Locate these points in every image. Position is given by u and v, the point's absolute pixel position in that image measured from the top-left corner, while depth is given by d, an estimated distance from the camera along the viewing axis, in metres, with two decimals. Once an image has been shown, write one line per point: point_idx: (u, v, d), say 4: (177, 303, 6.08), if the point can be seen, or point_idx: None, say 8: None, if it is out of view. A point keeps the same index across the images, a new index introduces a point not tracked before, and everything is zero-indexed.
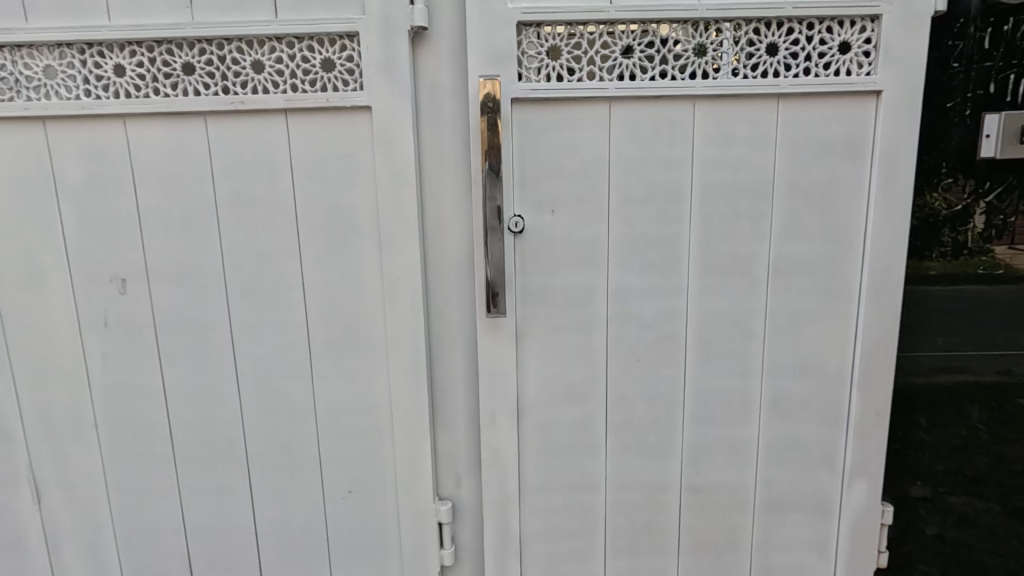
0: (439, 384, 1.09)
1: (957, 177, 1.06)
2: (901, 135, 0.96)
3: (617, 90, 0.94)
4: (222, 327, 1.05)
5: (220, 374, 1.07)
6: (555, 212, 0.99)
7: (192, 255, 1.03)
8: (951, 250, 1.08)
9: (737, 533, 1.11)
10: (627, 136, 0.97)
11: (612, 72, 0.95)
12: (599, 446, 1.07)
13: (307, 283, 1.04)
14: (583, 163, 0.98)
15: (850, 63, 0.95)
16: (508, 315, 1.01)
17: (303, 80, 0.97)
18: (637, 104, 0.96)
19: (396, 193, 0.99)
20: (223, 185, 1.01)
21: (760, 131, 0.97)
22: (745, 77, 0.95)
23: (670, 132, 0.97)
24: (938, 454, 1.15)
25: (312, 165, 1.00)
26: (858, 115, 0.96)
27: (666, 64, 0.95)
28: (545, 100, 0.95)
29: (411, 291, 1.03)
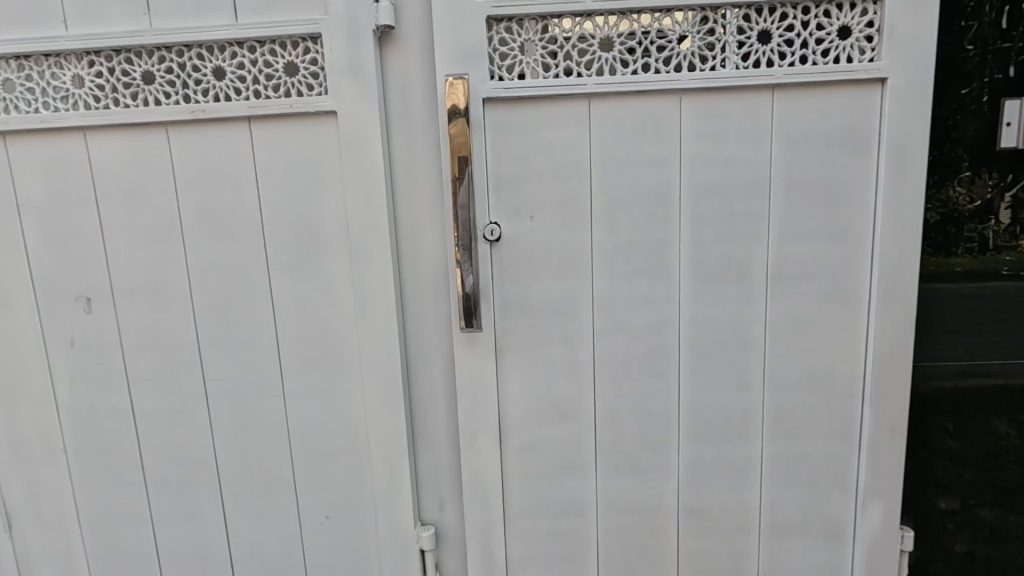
0: (418, 402, 1.03)
1: (977, 170, 0.97)
2: (910, 126, 0.87)
3: (597, 86, 0.88)
4: (191, 346, 1.01)
5: (191, 395, 1.02)
6: (534, 218, 0.92)
7: (158, 271, 0.99)
8: (973, 249, 0.99)
9: (742, 560, 1.03)
10: (610, 135, 0.90)
11: (591, 66, 0.89)
12: (589, 468, 1.00)
13: (277, 298, 0.99)
14: (562, 165, 0.91)
15: (850, 49, 0.87)
16: (486, 328, 0.94)
17: (266, 86, 0.93)
18: (619, 100, 0.89)
19: (366, 202, 0.94)
20: (187, 198, 0.97)
21: (754, 125, 0.89)
22: (736, 67, 0.88)
23: (656, 129, 0.90)
24: (962, 471, 1.06)
25: (278, 174, 0.95)
26: (862, 104, 0.88)
27: (649, 57, 0.88)
28: (521, 99, 0.89)
29: (384, 305, 0.97)
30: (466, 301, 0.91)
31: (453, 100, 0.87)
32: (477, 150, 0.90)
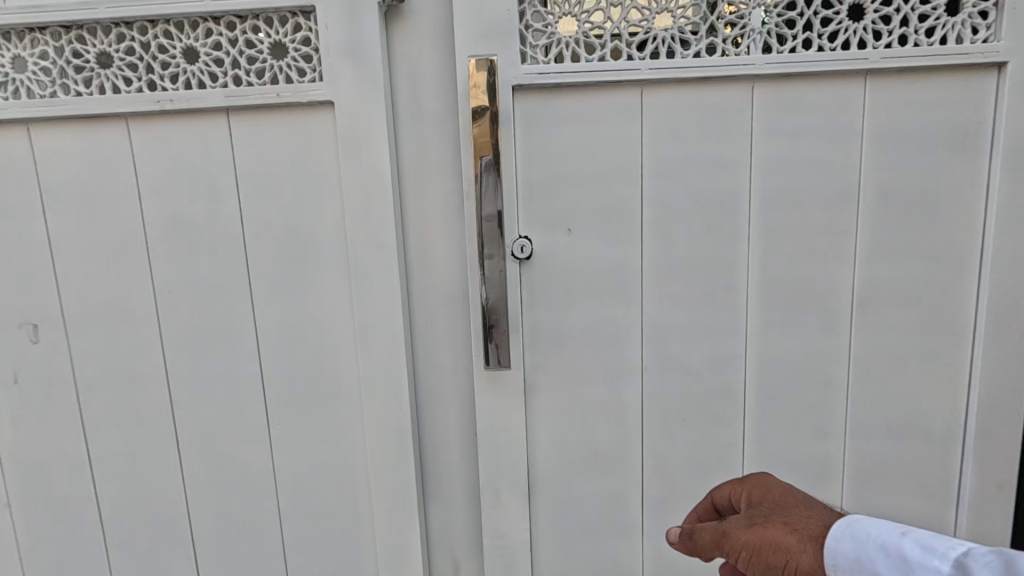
0: (430, 449, 0.87)
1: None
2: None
3: (654, 70, 0.71)
4: (158, 382, 0.84)
5: (159, 439, 0.86)
6: (572, 232, 0.76)
7: (118, 293, 0.83)
8: None
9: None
10: (667, 131, 0.74)
11: (644, 48, 0.73)
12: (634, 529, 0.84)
13: (261, 326, 0.82)
14: (607, 168, 0.75)
15: (963, 26, 0.71)
16: (513, 365, 0.78)
17: (248, 70, 0.77)
18: (677, 89, 0.73)
19: (368, 211, 0.78)
20: (152, 206, 0.80)
21: (841, 120, 0.73)
22: (822, 49, 0.72)
23: (722, 124, 0.73)
24: None
25: (262, 178, 0.79)
26: (977, 94, 0.72)
27: (716, 36, 0.72)
28: (558, 86, 0.73)
29: (390, 335, 0.81)
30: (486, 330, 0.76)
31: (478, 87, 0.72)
32: (505, 149, 0.74)
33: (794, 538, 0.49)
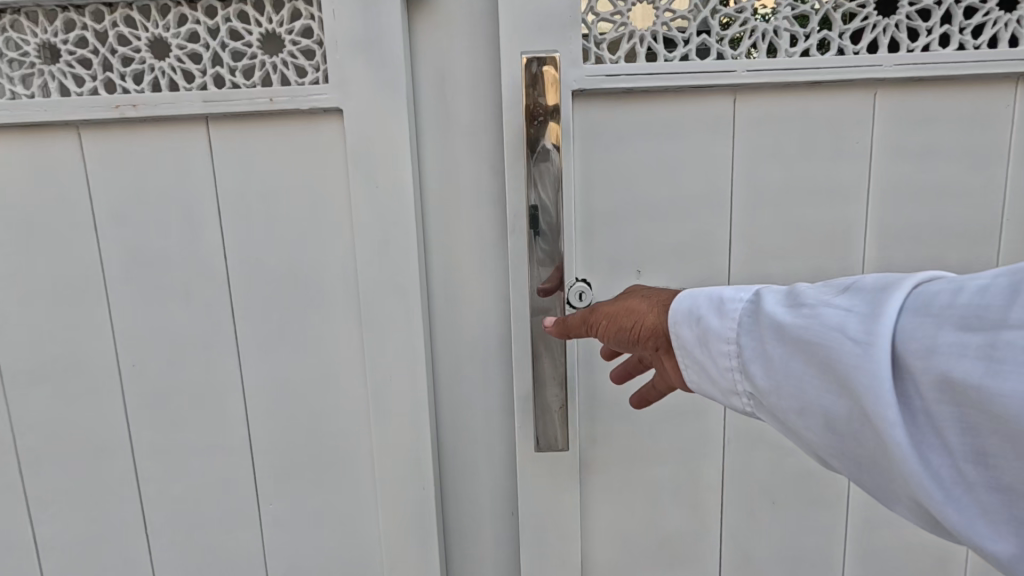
0: (458, 532, 0.71)
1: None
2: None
3: (754, 72, 0.56)
4: (121, 454, 0.68)
5: (123, 522, 0.70)
6: (642, 274, 0.62)
7: (70, 346, 0.66)
8: None
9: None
10: (764, 150, 0.59)
11: (739, 45, 0.57)
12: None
13: (249, 388, 0.66)
14: (689, 195, 0.60)
15: None
16: (570, 443, 0.63)
17: (232, 67, 0.60)
18: (779, 97, 0.58)
19: (386, 247, 0.62)
20: (111, 238, 0.64)
21: (985, 136, 0.58)
22: (964, 47, 0.56)
23: (834, 142, 0.59)
24: None
25: (251, 204, 0.63)
26: None
27: (830, 29, 0.57)
28: (630, 92, 0.58)
29: (411, 400, 0.65)
30: (537, 399, 0.62)
31: (529, 97, 0.55)
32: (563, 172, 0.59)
33: (644, 304, 0.46)
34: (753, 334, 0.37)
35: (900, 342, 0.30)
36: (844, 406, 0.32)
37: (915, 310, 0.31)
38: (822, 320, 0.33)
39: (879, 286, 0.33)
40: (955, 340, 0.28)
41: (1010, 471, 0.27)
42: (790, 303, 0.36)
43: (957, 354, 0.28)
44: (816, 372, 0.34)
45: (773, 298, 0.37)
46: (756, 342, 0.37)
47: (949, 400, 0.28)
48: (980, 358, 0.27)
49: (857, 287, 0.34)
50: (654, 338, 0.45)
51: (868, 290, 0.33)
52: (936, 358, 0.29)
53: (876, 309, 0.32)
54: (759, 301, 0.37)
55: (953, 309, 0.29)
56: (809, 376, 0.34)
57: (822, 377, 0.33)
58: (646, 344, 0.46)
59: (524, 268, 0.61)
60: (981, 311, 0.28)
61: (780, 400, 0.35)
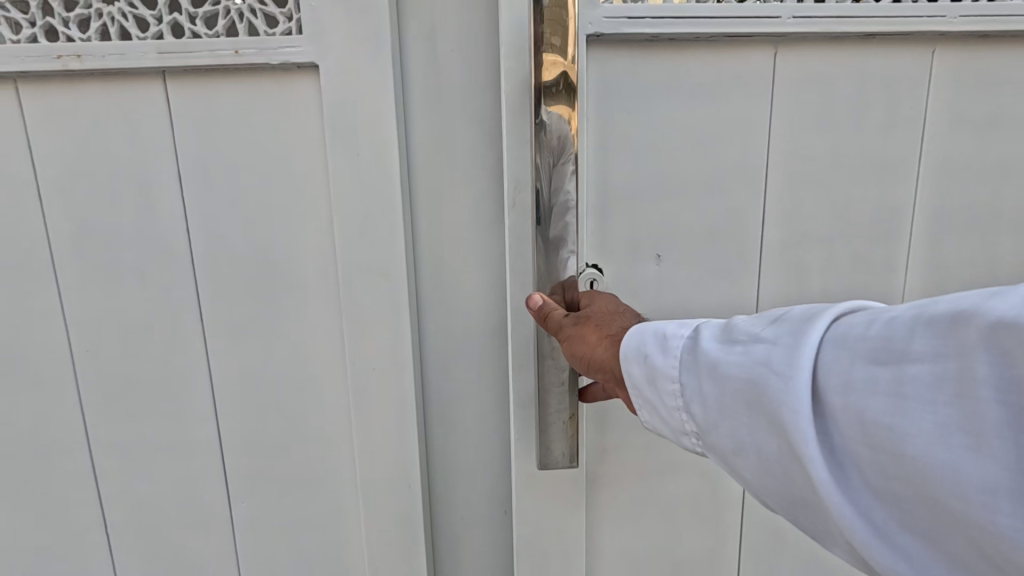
0: (448, 534, 0.66)
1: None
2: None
3: (801, 20, 0.51)
4: (78, 449, 0.62)
5: (78, 525, 0.64)
6: (662, 259, 0.58)
7: (11, 331, 0.59)
8: None
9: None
10: (795, 117, 0.55)
11: None
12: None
13: (218, 378, 0.60)
14: (718, 167, 0.56)
15: None
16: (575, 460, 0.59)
17: (191, 14, 0.52)
18: (825, 50, 0.53)
19: (370, 228, 0.55)
20: (61, 209, 0.57)
21: None
22: None
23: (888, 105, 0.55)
24: None
25: (216, 174, 0.56)
26: None
27: None
28: (658, 40, 0.53)
29: (396, 395, 0.59)
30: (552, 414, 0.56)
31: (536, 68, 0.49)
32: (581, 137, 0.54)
33: (596, 336, 0.45)
34: (690, 366, 0.37)
35: (822, 377, 0.30)
36: (767, 437, 0.32)
37: (835, 343, 0.30)
38: (742, 351, 0.34)
39: (808, 316, 0.33)
40: (868, 376, 0.28)
41: (925, 518, 0.27)
42: (725, 336, 0.36)
43: (865, 394, 0.28)
44: (742, 409, 0.34)
45: (710, 331, 0.37)
46: (694, 373, 0.37)
47: (863, 439, 0.28)
48: (888, 395, 0.28)
49: (775, 315, 0.35)
50: (602, 373, 0.44)
51: (791, 320, 0.33)
52: (850, 395, 0.29)
53: (792, 341, 0.32)
54: (696, 335, 0.38)
55: (864, 343, 0.29)
56: (729, 413, 0.35)
57: (746, 409, 0.33)
58: (596, 375, 0.45)
59: (525, 251, 0.55)
60: (889, 343, 0.28)
61: (705, 433, 0.37)
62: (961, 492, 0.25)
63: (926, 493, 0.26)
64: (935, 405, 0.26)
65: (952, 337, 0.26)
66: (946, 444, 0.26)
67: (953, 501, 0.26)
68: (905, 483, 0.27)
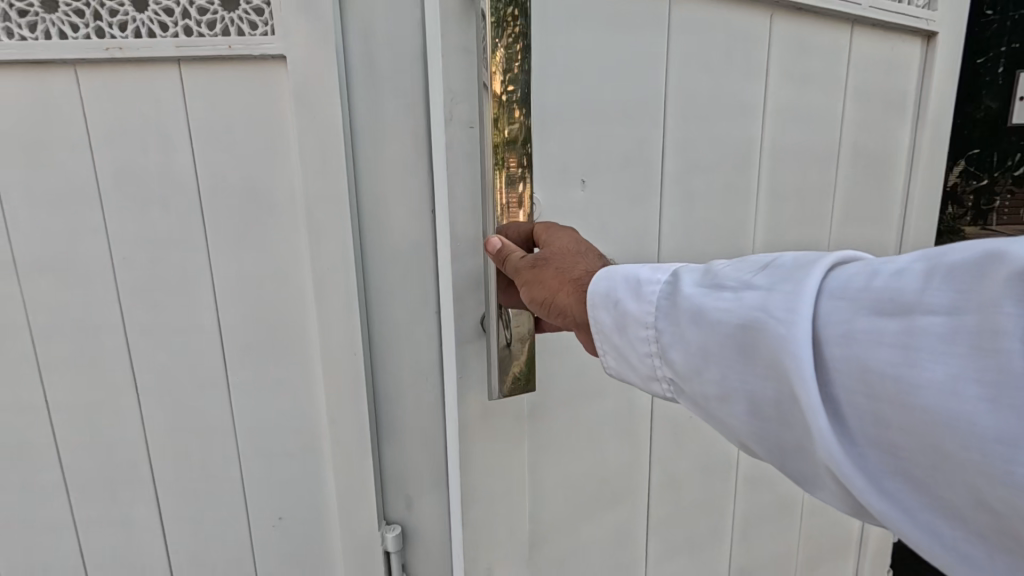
0: (386, 394, 0.92)
1: (918, 145, 1.05)
2: (828, 98, 0.97)
3: None
4: (116, 331, 0.86)
5: (116, 387, 0.88)
6: (585, 182, 0.82)
7: (66, 244, 0.83)
8: (953, 224, 1.17)
9: (715, 521, 1.11)
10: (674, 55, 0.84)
11: None
12: (622, 483, 1.00)
13: (218, 277, 0.85)
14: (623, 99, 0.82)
15: None
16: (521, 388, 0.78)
17: (198, 22, 0.77)
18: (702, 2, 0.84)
19: (324, 169, 0.80)
20: (106, 155, 0.81)
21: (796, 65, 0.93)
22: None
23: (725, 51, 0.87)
24: None
25: (215, 132, 0.81)
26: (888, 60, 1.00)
27: None
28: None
29: (344, 287, 0.84)
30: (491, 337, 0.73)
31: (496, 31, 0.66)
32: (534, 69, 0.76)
33: (557, 281, 0.61)
34: (694, 309, 0.47)
35: (820, 324, 0.39)
36: (766, 371, 0.42)
37: (836, 295, 0.39)
38: (744, 297, 0.44)
39: (803, 268, 0.42)
40: (875, 325, 0.36)
41: (914, 450, 0.35)
42: (730, 283, 0.46)
43: (863, 333, 0.37)
44: (746, 345, 0.43)
45: (695, 279, 0.50)
46: (694, 312, 0.47)
47: (865, 379, 0.36)
48: (892, 343, 0.35)
49: (785, 269, 0.43)
50: (561, 312, 0.60)
51: (784, 270, 0.43)
52: (856, 341, 0.37)
53: (794, 290, 0.41)
54: (681, 282, 0.50)
55: (868, 295, 0.37)
56: (740, 351, 0.44)
57: (751, 348, 0.43)
58: (552, 308, 0.61)
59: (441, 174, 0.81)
60: (893, 297, 0.36)
61: (714, 370, 0.46)
62: (963, 437, 0.32)
63: (919, 430, 0.34)
64: (942, 353, 0.33)
65: (966, 292, 0.33)
66: (950, 390, 0.32)
67: (946, 440, 0.33)
68: (898, 420, 0.35)
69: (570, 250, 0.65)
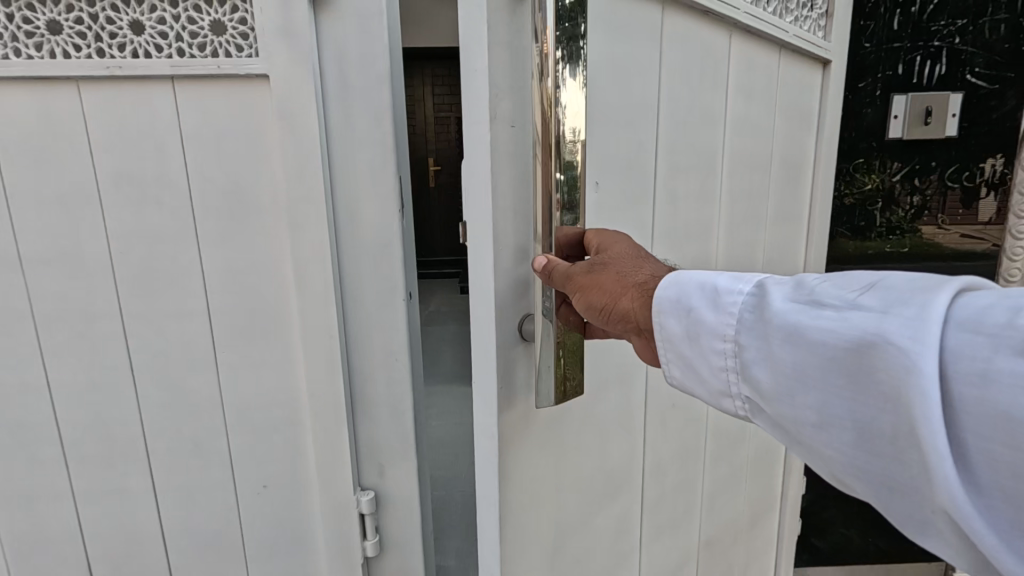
0: (359, 372, 1.03)
1: (817, 155, 1.23)
2: (764, 112, 1.07)
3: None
4: (113, 318, 0.96)
5: (113, 369, 0.98)
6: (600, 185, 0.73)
7: (68, 240, 0.93)
8: (873, 226, 1.35)
9: (691, 495, 1.07)
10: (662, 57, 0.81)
11: None
12: (622, 479, 0.88)
13: (207, 268, 0.96)
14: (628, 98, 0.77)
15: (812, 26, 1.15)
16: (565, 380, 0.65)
17: (190, 44, 0.88)
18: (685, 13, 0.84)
19: (303, 173, 0.92)
20: (105, 160, 0.91)
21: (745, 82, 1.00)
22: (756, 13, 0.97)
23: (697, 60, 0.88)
24: None
25: (205, 140, 0.91)
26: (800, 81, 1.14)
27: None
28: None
29: (322, 276, 0.96)
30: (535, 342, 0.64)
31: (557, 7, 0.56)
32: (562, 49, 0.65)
33: (624, 291, 0.57)
34: (787, 325, 0.45)
35: (948, 357, 0.36)
36: (877, 401, 0.40)
37: (966, 327, 0.36)
38: (857, 320, 0.41)
39: (920, 290, 0.39)
40: (1018, 367, 0.33)
41: None
42: (832, 300, 0.43)
43: (1006, 373, 0.34)
44: (855, 370, 0.41)
45: (785, 292, 0.47)
46: (789, 329, 0.45)
47: (1002, 425, 0.34)
48: None
49: (899, 289, 0.40)
50: (622, 319, 0.57)
51: (895, 292, 0.40)
52: (993, 382, 0.34)
53: (919, 316, 0.38)
54: (768, 295, 0.48)
55: (1009, 331, 0.34)
56: (845, 376, 0.42)
57: (861, 375, 0.41)
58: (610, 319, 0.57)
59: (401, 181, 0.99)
60: None
61: (811, 394, 0.44)
62: None
63: None
64: None
65: None
66: None
67: None
68: None
69: (630, 255, 0.61)
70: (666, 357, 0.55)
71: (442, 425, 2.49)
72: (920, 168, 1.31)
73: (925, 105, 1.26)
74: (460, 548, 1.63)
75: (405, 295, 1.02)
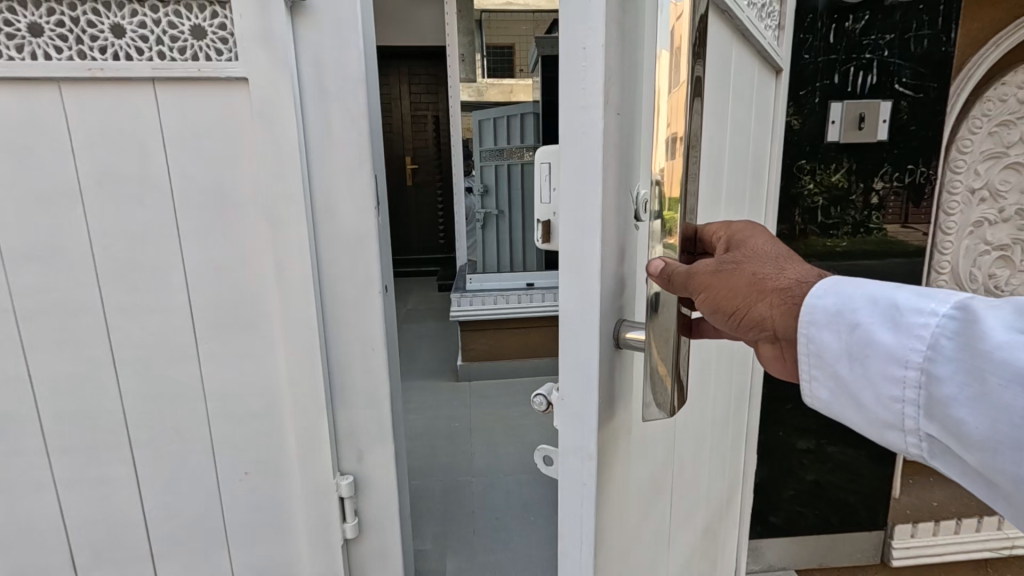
0: (337, 361, 1.08)
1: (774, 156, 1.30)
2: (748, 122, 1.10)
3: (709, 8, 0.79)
4: (95, 311, 0.99)
5: (96, 361, 1.01)
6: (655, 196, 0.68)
7: (50, 235, 0.95)
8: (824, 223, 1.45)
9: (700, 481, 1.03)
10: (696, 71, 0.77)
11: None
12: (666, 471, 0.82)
13: (188, 262, 1.00)
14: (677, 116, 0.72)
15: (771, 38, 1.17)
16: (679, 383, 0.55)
17: (171, 48, 0.92)
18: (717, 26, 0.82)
19: (280, 172, 0.96)
20: (87, 159, 0.94)
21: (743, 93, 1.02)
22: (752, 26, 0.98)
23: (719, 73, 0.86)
24: (773, 378, 1.46)
25: (186, 140, 0.95)
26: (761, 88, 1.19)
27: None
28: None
29: (301, 270, 1.00)
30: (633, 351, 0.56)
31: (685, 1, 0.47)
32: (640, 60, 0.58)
33: (766, 295, 0.56)
34: (1007, 363, 0.41)
35: None
36: None
37: None
38: None
39: None
40: None
41: None
42: None
43: None
44: None
45: (1000, 323, 0.44)
46: (1010, 369, 0.41)
47: None
48: None
49: None
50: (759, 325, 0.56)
51: None
52: None
53: None
54: (979, 323, 0.44)
55: None
56: None
57: None
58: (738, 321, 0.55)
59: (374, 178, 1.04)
60: None
61: None
62: None
63: None
64: None
65: None
66: None
67: None
68: None
69: (772, 257, 0.59)
70: (812, 374, 0.54)
71: (420, 418, 2.54)
72: (855, 169, 1.42)
73: (858, 112, 1.37)
74: (437, 533, 1.69)
75: (381, 288, 1.07)
